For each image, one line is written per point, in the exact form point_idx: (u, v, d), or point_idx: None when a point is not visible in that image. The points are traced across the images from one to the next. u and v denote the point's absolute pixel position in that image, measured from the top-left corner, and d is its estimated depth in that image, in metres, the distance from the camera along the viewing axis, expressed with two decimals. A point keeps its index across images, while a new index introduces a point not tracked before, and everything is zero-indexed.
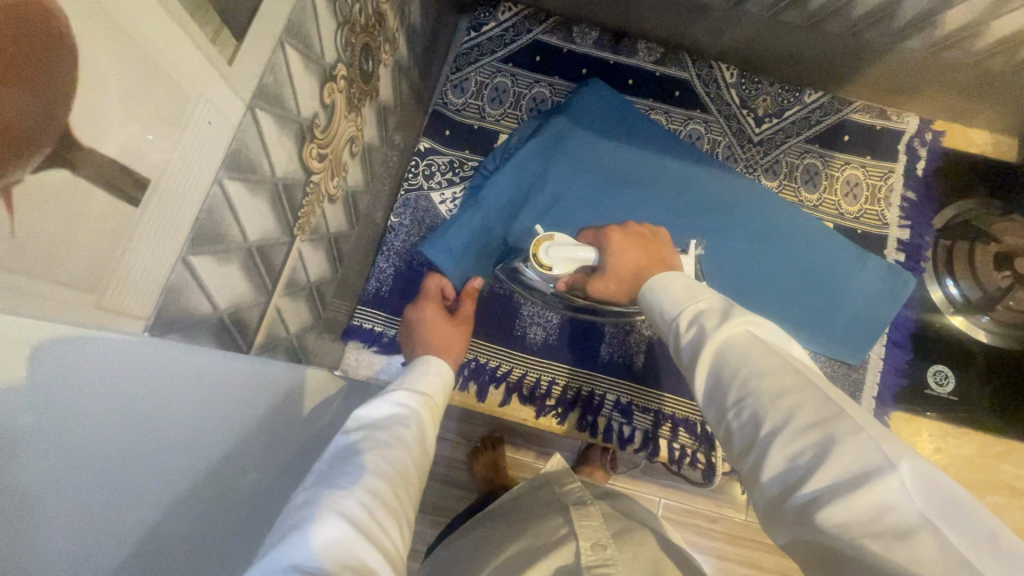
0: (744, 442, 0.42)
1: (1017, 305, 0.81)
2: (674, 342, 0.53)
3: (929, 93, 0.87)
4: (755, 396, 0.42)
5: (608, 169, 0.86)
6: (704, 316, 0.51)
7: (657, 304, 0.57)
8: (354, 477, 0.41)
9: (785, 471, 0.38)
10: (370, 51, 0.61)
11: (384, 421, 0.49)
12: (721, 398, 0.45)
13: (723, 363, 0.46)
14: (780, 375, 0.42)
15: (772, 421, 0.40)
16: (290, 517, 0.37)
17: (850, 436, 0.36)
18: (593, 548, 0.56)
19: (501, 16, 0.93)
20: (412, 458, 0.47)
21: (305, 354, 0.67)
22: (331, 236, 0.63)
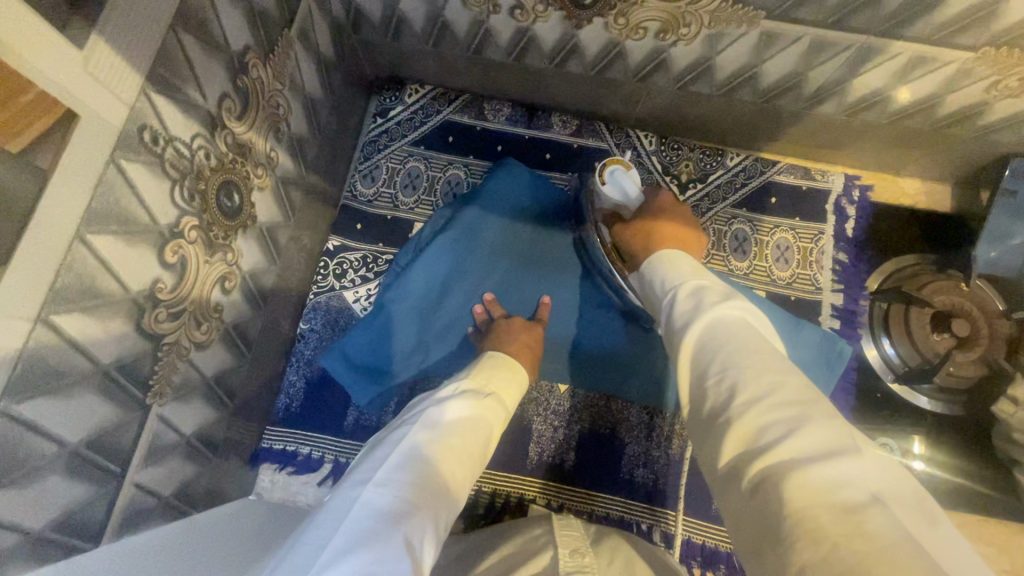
0: (711, 407, 0.38)
1: (959, 371, 0.78)
2: (666, 312, 0.50)
3: (853, 149, 0.85)
4: (738, 363, 0.39)
5: (528, 252, 0.82)
6: (705, 292, 0.48)
7: (654, 276, 0.54)
8: (419, 488, 0.46)
9: (752, 443, 0.34)
10: (234, 183, 0.57)
11: (457, 428, 0.55)
12: (700, 371, 0.41)
13: (711, 335, 0.43)
14: (764, 354, 0.39)
15: (749, 391, 0.36)
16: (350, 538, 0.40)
17: (828, 417, 0.34)
18: (571, 555, 0.52)
19: (409, 98, 0.89)
20: (458, 475, 0.51)
21: (193, 503, 0.62)
22: (210, 378, 0.59)
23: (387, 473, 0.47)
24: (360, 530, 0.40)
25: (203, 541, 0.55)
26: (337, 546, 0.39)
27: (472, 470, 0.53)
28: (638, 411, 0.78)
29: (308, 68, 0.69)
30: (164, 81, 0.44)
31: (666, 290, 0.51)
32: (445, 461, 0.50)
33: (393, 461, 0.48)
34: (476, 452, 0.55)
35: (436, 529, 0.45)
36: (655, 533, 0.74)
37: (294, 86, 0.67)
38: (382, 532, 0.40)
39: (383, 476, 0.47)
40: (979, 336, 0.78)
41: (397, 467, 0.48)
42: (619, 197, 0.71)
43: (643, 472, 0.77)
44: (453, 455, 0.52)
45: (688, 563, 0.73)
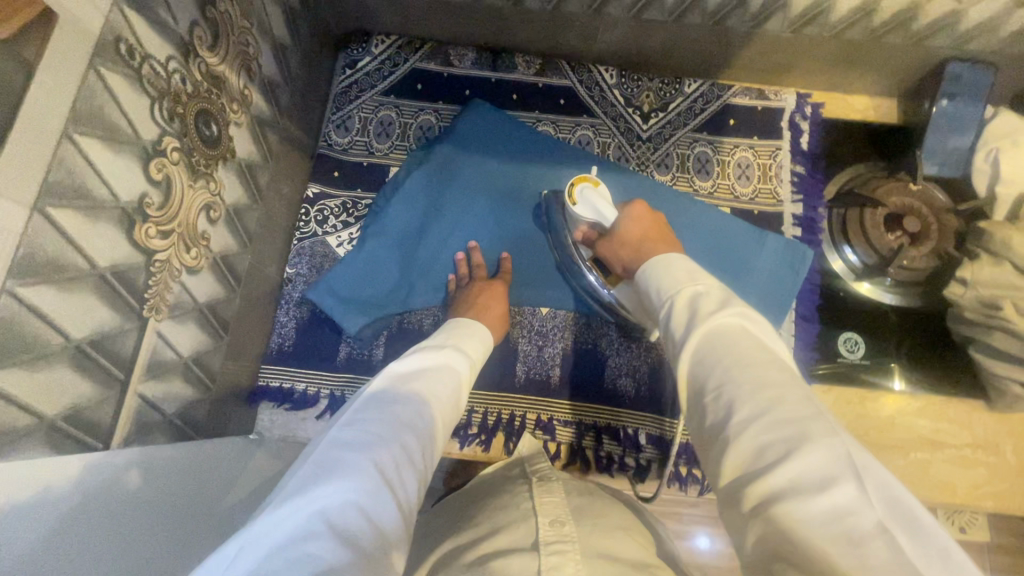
0: (714, 428, 0.40)
1: (912, 264, 0.83)
2: (663, 323, 0.51)
3: (802, 68, 0.89)
4: (737, 382, 0.40)
5: (502, 186, 0.86)
6: (702, 300, 0.48)
7: (652, 286, 0.54)
8: (383, 422, 0.47)
9: (749, 463, 0.36)
10: (211, 114, 0.59)
11: (420, 374, 0.55)
12: (700, 384, 0.43)
13: (709, 346, 0.44)
14: (763, 370, 0.41)
15: (748, 410, 0.38)
16: (310, 472, 0.41)
17: (826, 437, 0.35)
18: (551, 525, 0.51)
19: (375, 49, 0.92)
20: (428, 410, 0.51)
21: (196, 432, 0.65)
22: (202, 306, 0.62)
23: (353, 416, 0.48)
24: (324, 464, 0.42)
25: (211, 484, 0.57)
26: (301, 479, 0.40)
27: (442, 413, 0.53)
28: (617, 326, 0.82)
29: (273, 13, 0.72)
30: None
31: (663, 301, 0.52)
32: (415, 401, 0.51)
33: (356, 407, 0.49)
34: (448, 393, 0.55)
35: (411, 457, 0.46)
36: (641, 435, 0.79)
37: (261, 29, 0.69)
38: (345, 464, 0.42)
39: (349, 417, 0.47)
40: (929, 231, 0.83)
41: (364, 410, 0.49)
42: (592, 215, 0.71)
43: (625, 381, 0.80)
44: (420, 394, 0.52)
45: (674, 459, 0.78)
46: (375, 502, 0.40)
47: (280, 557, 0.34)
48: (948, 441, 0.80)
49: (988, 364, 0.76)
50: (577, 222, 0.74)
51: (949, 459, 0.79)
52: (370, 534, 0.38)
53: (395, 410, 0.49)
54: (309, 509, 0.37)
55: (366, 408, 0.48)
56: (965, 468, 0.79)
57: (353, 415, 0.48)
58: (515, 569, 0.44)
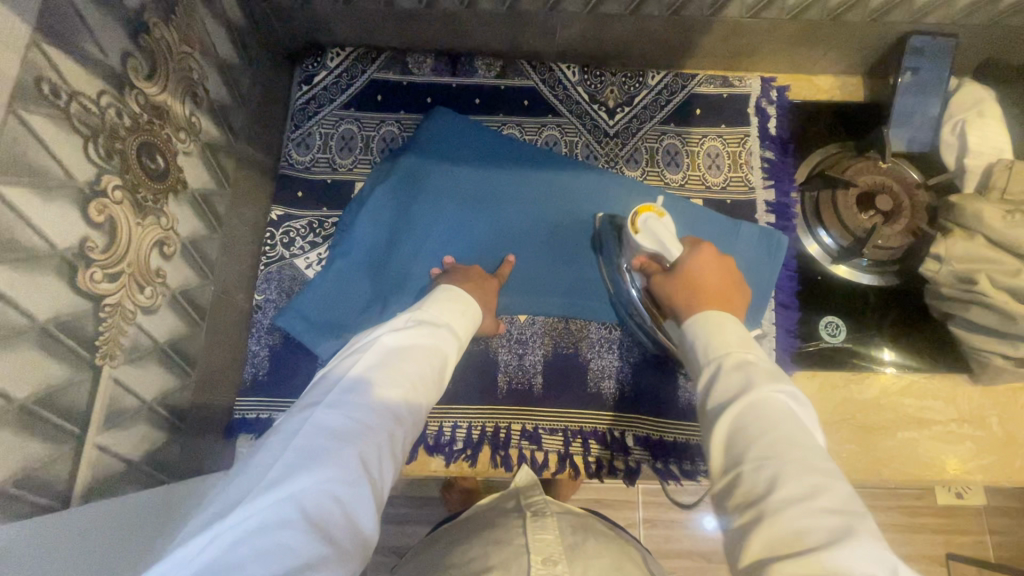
0: (747, 500, 0.43)
1: (887, 243, 0.82)
2: (705, 379, 0.53)
3: (764, 52, 0.88)
4: (780, 462, 0.43)
5: (471, 193, 0.84)
6: (751, 367, 0.52)
7: (700, 340, 0.57)
8: (366, 411, 0.48)
9: (786, 541, 0.39)
10: (155, 146, 0.57)
11: (408, 355, 0.56)
12: (740, 448, 0.46)
13: (752, 415, 0.47)
14: (806, 456, 0.44)
15: (790, 491, 0.41)
16: (293, 459, 0.43)
17: (868, 535, 0.38)
18: (544, 564, 0.51)
19: (331, 62, 0.89)
20: (410, 397, 0.53)
21: (168, 475, 0.63)
22: (164, 346, 0.60)
23: (338, 396, 0.49)
24: (305, 450, 0.43)
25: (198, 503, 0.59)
26: (283, 464, 0.42)
27: (426, 396, 0.55)
28: (597, 327, 0.81)
29: (216, 35, 0.69)
30: (53, 32, 0.44)
31: (709, 361, 0.54)
32: (400, 385, 0.52)
33: (343, 387, 0.50)
34: (433, 375, 0.56)
35: (389, 444, 0.48)
36: (628, 438, 0.78)
37: (205, 52, 0.67)
38: (326, 455, 0.43)
39: (335, 399, 0.49)
40: (901, 206, 0.82)
41: (349, 390, 0.50)
42: (654, 244, 0.68)
43: (608, 384, 0.79)
44: (405, 378, 0.53)
45: (663, 459, 0.77)
46: (351, 494, 0.42)
47: (256, 549, 0.37)
48: (937, 418, 0.80)
49: (968, 338, 0.76)
50: (634, 250, 0.72)
51: (935, 436, 0.79)
52: (344, 528, 0.41)
53: (378, 395, 0.50)
54: (286, 502, 0.40)
55: (351, 392, 0.50)
56: (951, 444, 0.79)
57: (339, 397, 0.49)
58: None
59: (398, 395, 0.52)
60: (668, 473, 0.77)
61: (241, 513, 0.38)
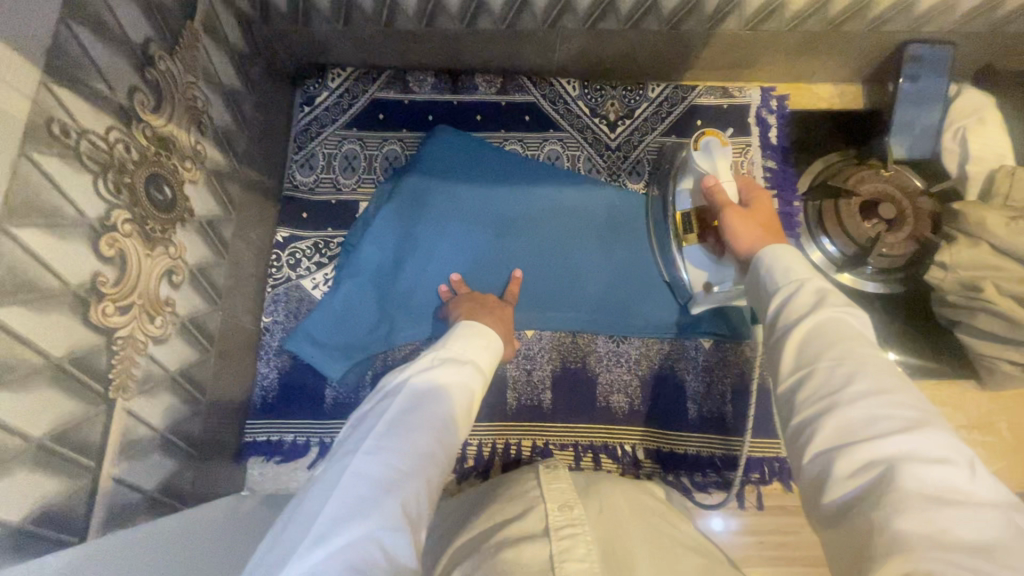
0: (815, 392, 0.41)
1: (891, 251, 0.81)
2: (779, 295, 0.50)
3: (763, 63, 0.89)
4: (860, 361, 0.41)
5: (475, 211, 0.84)
6: (830, 290, 0.48)
7: (773, 262, 0.53)
8: (403, 457, 0.48)
9: (862, 431, 0.37)
10: (162, 177, 0.57)
11: (438, 396, 0.55)
12: (811, 353, 0.43)
13: (829, 322, 0.44)
14: (880, 358, 0.42)
15: (867, 385, 0.39)
16: (336, 512, 0.42)
17: (945, 430, 0.37)
18: (559, 509, 0.51)
19: (333, 83, 0.90)
20: (444, 437, 0.52)
21: (182, 501, 0.63)
22: (174, 374, 0.60)
23: (374, 442, 0.49)
24: (349, 502, 0.43)
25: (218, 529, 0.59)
26: (329, 516, 0.42)
27: (457, 436, 0.54)
28: (604, 340, 0.82)
29: (220, 61, 0.70)
30: (61, 72, 0.44)
31: (785, 282, 0.50)
32: (433, 428, 0.52)
33: (377, 432, 0.50)
34: (462, 415, 0.56)
35: (427, 490, 0.48)
36: (638, 451, 0.78)
37: (209, 80, 0.67)
38: (367, 509, 0.43)
39: (370, 446, 0.48)
40: (905, 214, 0.82)
41: (385, 435, 0.49)
42: (706, 169, 0.70)
43: (617, 397, 0.80)
44: (437, 419, 0.53)
45: (674, 471, 0.77)
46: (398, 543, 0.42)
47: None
48: (947, 424, 0.80)
49: (975, 345, 0.77)
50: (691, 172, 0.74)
51: None
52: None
53: (416, 439, 0.50)
54: (331, 558, 0.39)
55: (386, 437, 0.49)
56: (962, 450, 0.79)
57: (374, 443, 0.48)
58: (530, 558, 0.44)
59: (434, 437, 0.51)
60: (680, 486, 0.77)
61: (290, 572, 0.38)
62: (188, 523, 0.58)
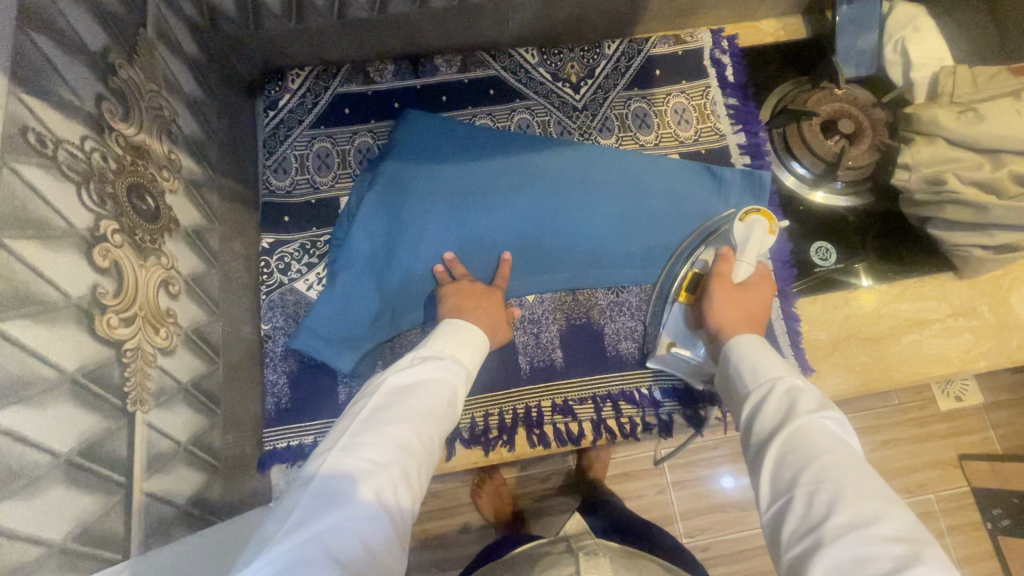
0: (803, 526, 0.46)
1: (856, 163, 0.86)
2: (754, 400, 0.57)
3: (708, 6, 0.92)
4: (836, 485, 0.46)
5: (456, 186, 0.84)
6: (797, 393, 0.55)
7: (743, 366, 0.61)
8: (378, 449, 0.50)
9: (853, 571, 0.41)
10: (143, 186, 0.56)
11: (414, 390, 0.57)
12: (792, 476, 0.49)
13: (802, 440, 0.50)
14: (860, 477, 0.46)
15: (849, 517, 0.44)
16: (312, 502, 0.45)
17: (934, 559, 0.40)
18: None
19: (293, 84, 0.89)
20: (422, 429, 0.54)
21: (214, 515, 0.61)
22: (187, 386, 0.59)
23: (351, 438, 0.51)
24: (322, 492, 0.46)
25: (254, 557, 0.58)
26: (304, 508, 0.45)
27: (439, 428, 0.56)
28: (604, 292, 0.83)
29: (178, 70, 0.68)
30: (27, 80, 0.43)
31: (756, 386, 0.58)
32: (411, 420, 0.54)
33: (356, 427, 0.52)
34: (442, 408, 0.58)
35: (406, 480, 0.50)
36: (656, 392, 0.80)
37: (172, 90, 0.66)
38: (341, 502, 0.45)
39: (349, 439, 0.51)
40: (862, 127, 0.87)
41: (361, 431, 0.52)
42: (740, 239, 0.75)
43: (626, 344, 0.81)
44: (415, 411, 0.55)
45: (692, 406, 0.79)
46: (370, 531, 0.45)
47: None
48: (935, 316, 0.84)
49: (947, 236, 0.81)
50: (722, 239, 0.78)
51: (934, 333, 0.83)
52: (366, 559, 0.43)
53: (391, 432, 0.52)
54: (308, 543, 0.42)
55: (366, 429, 0.52)
56: (951, 337, 0.83)
57: (354, 437, 0.51)
58: None
59: (412, 428, 0.53)
60: (698, 419, 0.79)
61: (269, 556, 0.41)
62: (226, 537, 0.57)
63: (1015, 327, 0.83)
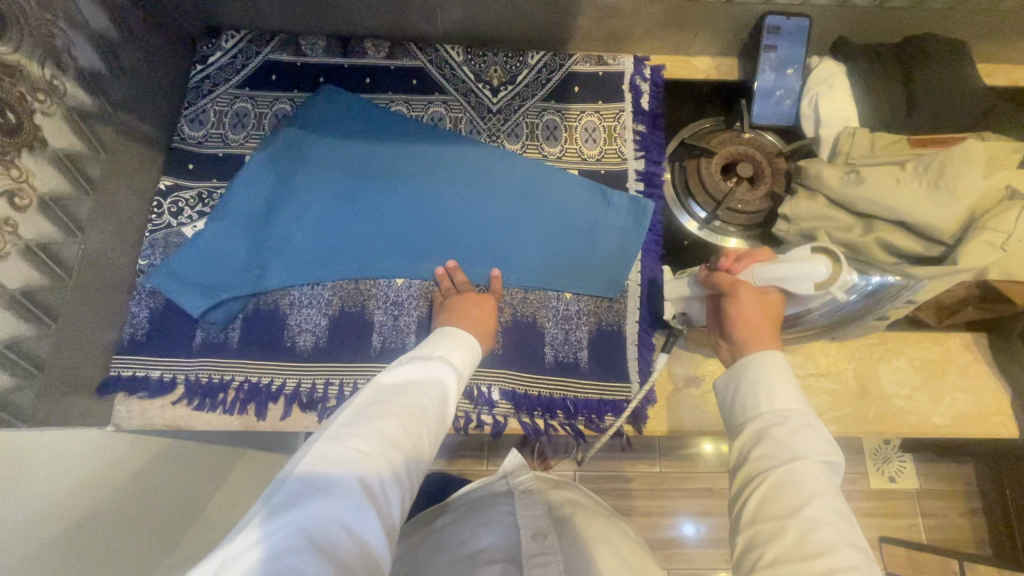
0: (788, 553, 0.47)
1: (747, 207, 0.86)
2: (767, 421, 0.56)
3: (634, 34, 0.94)
4: (831, 524, 0.48)
5: (352, 164, 0.87)
6: (810, 432, 0.55)
7: (760, 382, 0.58)
8: (369, 440, 0.50)
9: None
10: (4, 101, 0.61)
11: (408, 387, 0.58)
12: (792, 506, 0.50)
13: (809, 478, 0.51)
14: (848, 525, 0.49)
15: (838, 560, 0.46)
16: (296, 489, 0.45)
17: None
18: (536, 537, 0.59)
19: (226, 45, 0.94)
20: (417, 424, 0.54)
21: (23, 422, 0.64)
22: (15, 293, 0.63)
23: (338, 428, 0.51)
24: (305, 482, 0.46)
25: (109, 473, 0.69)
26: (288, 494, 0.45)
27: (434, 426, 0.56)
28: None
29: (90, 9, 0.74)
30: None
31: (771, 408, 0.57)
32: (401, 415, 0.54)
33: (345, 418, 0.52)
34: (433, 405, 0.57)
35: (396, 475, 0.50)
36: (494, 392, 0.80)
37: (74, 23, 0.71)
38: (330, 488, 0.46)
39: (336, 429, 0.51)
40: (762, 173, 0.88)
41: (349, 422, 0.52)
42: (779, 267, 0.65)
43: None
44: (409, 406, 0.55)
45: (526, 412, 0.80)
46: (358, 522, 0.45)
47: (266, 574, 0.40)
48: (798, 372, 0.83)
49: None
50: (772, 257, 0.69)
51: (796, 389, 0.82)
52: (351, 549, 0.44)
53: (382, 424, 0.52)
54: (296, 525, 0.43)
55: (353, 420, 0.52)
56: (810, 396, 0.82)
57: (340, 426, 0.51)
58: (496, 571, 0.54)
59: (406, 422, 0.53)
60: (534, 428, 0.79)
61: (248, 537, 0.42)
62: (78, 450, 0.67)
63: (877, 398, 0.82)
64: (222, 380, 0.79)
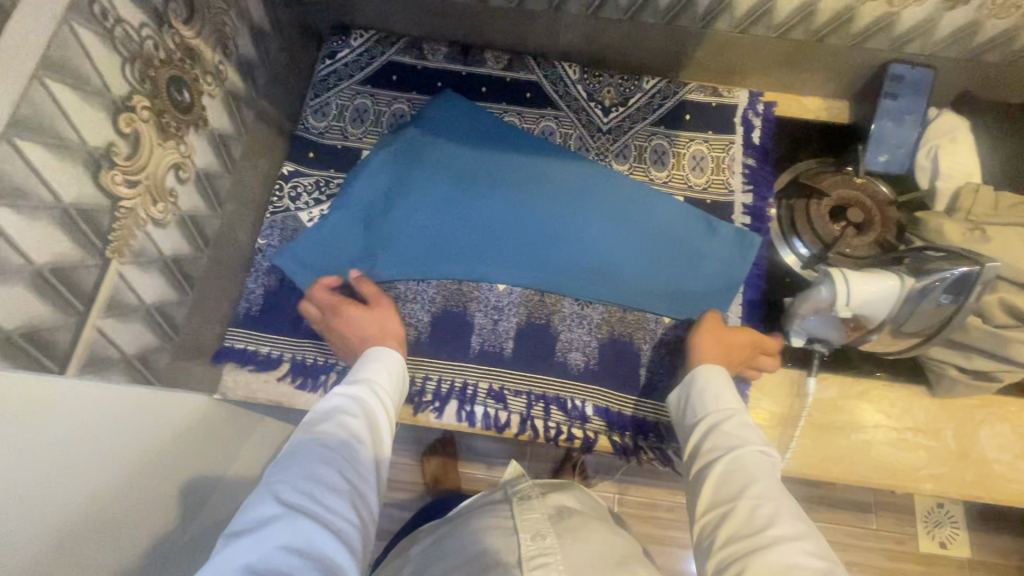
0: (744, 527, 0.55)
1: (855, 252, 0.84)
2: (709, 425, 0.67)
3: (751, 68, 0.95)
4: (776, 503, 0.57)
5: (465, 168, 0.89)
6: (752, 430, 0.65)
7: (704, 392, 0.70)
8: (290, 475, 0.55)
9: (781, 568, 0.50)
10: (183, 81, 0.65)
11: (326, 416, 0.63)
12: (731, 488, 0.60)
13: (743, 462, 0.61)
14: (790, 501, 0.58)
15: (783, 529, 0.54)
16: (235, 535, 0.50)
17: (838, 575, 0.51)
18: (533, 539, 0.60)
19: (355, 42, 0.98)
20: (338, 446, 0.59)
21: (156, 379, 0.69)
22: (167, 259, 0.67)
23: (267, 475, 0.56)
24: (239, 529, 0.50)
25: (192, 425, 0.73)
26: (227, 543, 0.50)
27: (363, 440, 0.62)
28: (570, 302, 0.85)
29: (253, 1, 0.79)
30: None
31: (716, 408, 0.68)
32: (323, 443, 0.59)
33: (272, 464, 0.57)
34: (354, 425, 0.62)
35: (326, 490, 0.55)
36: (587, 407, 0.81)
37: (239, 13, 0.76)
38: (265, 523, 0.50)
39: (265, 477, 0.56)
40: (873, 220, 0.86)
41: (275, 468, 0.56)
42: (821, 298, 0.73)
43: (575, 355, 0.83)
44: (326, 434, 0.60)
45: (621, 431, 0.81)
46: (301, 539, 0.50)
47: None
48: (893, 424, 0.82)
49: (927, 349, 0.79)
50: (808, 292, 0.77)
51: (891, 441, 0.81)
52: (305, 561, 0.49)
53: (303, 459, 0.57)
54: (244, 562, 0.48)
55: (278, 464, 0.57)
56: (904, 450, 0.80)
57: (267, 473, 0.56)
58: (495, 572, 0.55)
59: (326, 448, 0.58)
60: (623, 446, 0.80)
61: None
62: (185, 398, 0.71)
63: (974, 462, 0.79)
64: (326, 362, 0.81)
